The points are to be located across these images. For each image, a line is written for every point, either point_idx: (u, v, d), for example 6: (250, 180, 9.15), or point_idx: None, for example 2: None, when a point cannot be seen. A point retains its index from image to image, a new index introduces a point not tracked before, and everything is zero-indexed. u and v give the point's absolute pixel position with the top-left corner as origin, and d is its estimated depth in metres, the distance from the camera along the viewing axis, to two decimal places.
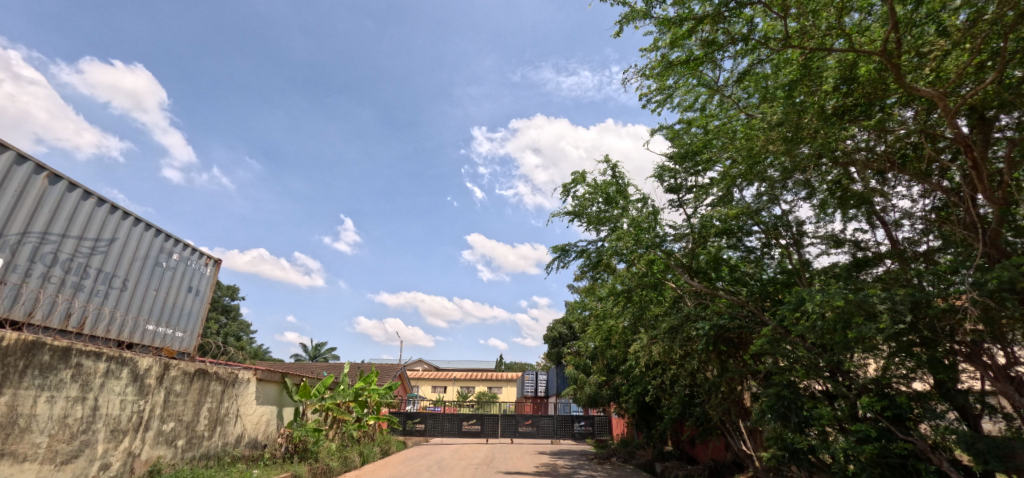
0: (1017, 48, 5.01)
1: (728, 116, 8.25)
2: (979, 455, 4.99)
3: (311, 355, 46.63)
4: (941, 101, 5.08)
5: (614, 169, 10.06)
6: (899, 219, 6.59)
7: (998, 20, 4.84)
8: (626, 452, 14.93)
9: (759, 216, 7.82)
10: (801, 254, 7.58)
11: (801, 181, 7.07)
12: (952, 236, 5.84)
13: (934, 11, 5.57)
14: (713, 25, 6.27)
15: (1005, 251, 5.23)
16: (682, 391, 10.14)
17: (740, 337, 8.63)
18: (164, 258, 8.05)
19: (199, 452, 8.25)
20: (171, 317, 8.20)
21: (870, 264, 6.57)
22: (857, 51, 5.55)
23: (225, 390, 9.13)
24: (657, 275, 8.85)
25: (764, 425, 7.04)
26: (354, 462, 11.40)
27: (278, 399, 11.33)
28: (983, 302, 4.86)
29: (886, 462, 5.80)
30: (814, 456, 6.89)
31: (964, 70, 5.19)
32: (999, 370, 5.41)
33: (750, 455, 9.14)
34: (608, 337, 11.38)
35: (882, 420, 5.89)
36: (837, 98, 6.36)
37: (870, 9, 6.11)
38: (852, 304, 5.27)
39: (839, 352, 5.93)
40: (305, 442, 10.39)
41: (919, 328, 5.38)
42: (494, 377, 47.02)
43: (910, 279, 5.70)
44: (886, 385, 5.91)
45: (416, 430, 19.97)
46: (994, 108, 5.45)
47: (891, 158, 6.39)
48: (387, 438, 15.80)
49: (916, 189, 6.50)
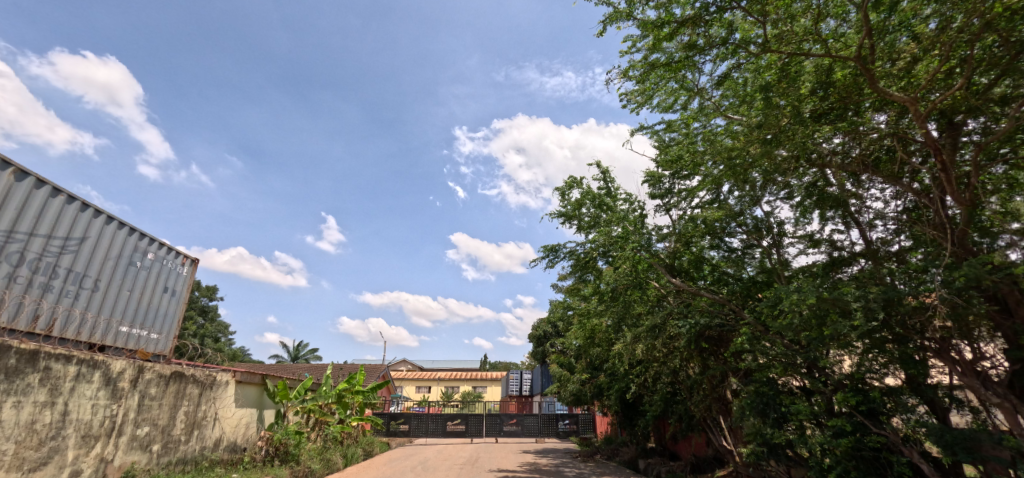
0: (983, 56, 5.32)
1: (707, 121, 8.40)
2: (947, 447, 5.16)
3: (290, 357, 45.95)
4: (913, 105, 5.25)
5: (606, 173, 10.12)
6: (873, 220, 6.77)
7: (967, 28, 5.02)
8: (610, 449, 15.07)
9: (740, 218, 7.97)
10: (781, 254, 7.74)
11: (781, 183, 7.14)
12: (923, 237, 6.06)
13: (906, 19, 5.76)
14: (695, 26, 6.36)
15: (972, 251, 5.41)
16: (665, 389, 10.17)
17: (721, 335, 8.82)
18: (139, 258, 7.86)
19: (176, 457, 8.07)
20: (145, 319, 7.99)
21: (846, 264, 6.76)
22: (834, 56, 5.66)
23: (203, 393, 8.95)
24: (640, 275, 8.69)
25: (744, 421, 7.16)
26: (337, 465, 11.25)
27: (256, 401, 11.14)
28: (952, 300, 4.98)
29: (861, 455, 5.95)
30: (791, 451, 7.06)
31: (936, 76, 5.33)
32: (967, 365, 5.53)
33: (731, 451, 9.31)
34: (592, 334, 11.50)
35: (857, 414, 6.01)
36: (814, 102, 6.50)
37: (845, 17, 6.30)
38: (827, 302, 5.42)
39: (815, 348, 6.03)
40: (285, 445, 10.20)
41: (891, 325, 5.49)
42: (479, 376, 47.01)
43: (882, 277, 5.85)
44: (860, 380, 6.01)
45: (400, 431, 19.95)
46: (962, 113, 5.63)
47: (865, 161, 6.53)
48: (370, 441, 15.62)
49: (889, 191, 6.68)
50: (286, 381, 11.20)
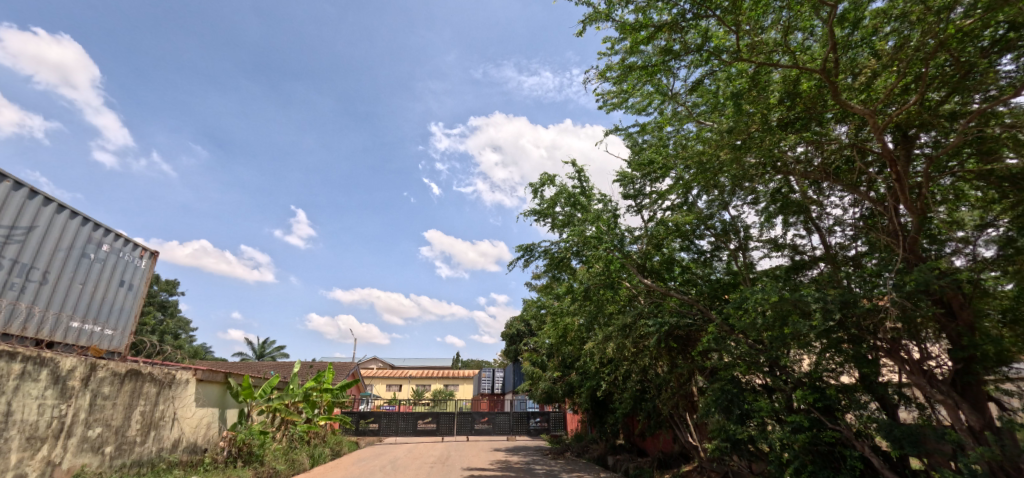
0: (936, 74, 5.63)
1: (679, 125, 8.66)
2: (896, 440, 5.53)
3: (256, 354, 44.83)
4: (870, 118, 5.56)
5: (581, 172, 10.30)
6: (832, 225, 7.13)
7: (921, 47, 5.33)
8: (580, 447, 15.34)
9: (709, 221, 8.26)
10: (747, 256, 8.08)
11: (748, 189, 7.43)
12: (877, 243, 6.47)
13: (867, 35, 6.09)
14: (672, 32, 6.55)
15: (922, 257, 5.75)
16: (635, 387, 10.38)
17: (689, 334, 9.09)
18: (93, 250, 7.60)
19: (130, 458, 7.84)
20: (99, 314, 7.73)
21: (807, 267, 7.07)
22: (801, 68, 5.93)
23: (160, 392, 8.71)
24: (613, 275, 8.94)
25: (709, 417, 7.44)
26: (303, 465, 11.12)
27: (218, 401, 10.88)
28: (902, 303, 5.32)
29: (817, 450, 6.28)
30: (752, 447, 7.38)
31: (892, 91, 5.63)
32: (914, 364, 5.88)
33: (696, 447, 9.62)
34: (564, 333, 11.68)
35: (814, 411, 6.33)
36: (781, 111, 6.77)
37: (812, 31, 6.62)
38: (788, 302, 5.74)
39: (776, 348, 6.32)
40: (248, 446, 10.04)
41: (847, 326, 5.83)
42: (451, 374, 46.89)
43: (840, 280, 6.19)
44: (817, 379, 6.31)
45: (370, 430, 19.79)
46: (916, 127, 6.01)
47: (826, 170, 6.86)
48: (339, 439, 15.45)
49: (847, 198, 7.04)
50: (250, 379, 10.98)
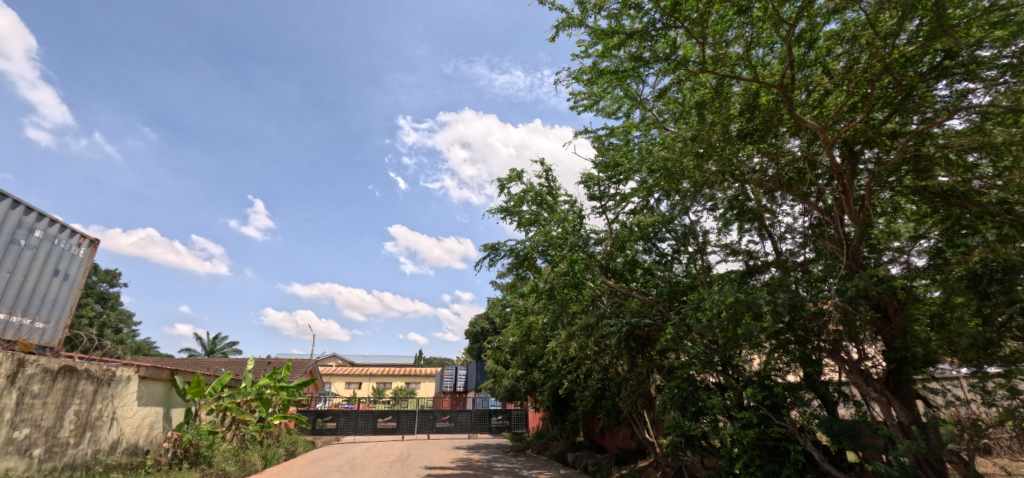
0: (880, 95, 6.02)
1: (646, 131, 8.94)
2: (835, 436, 5.86)
3: (207, 350, 43.08)
4: (822, 133, 5.92)
5: (548, 171, 10.45)
6: (784, 233, 7.53)
7: (868, 69, 5.71)
8: (541, 444, 15.55)
9: (671, 224, 8.57)
10: (704, 260, 8.44)
11: (707, 195, 7.77)
12: (824, 250, 6.90)
13: (820, 56, 6.47)
14: (642, 40, 6.75)
15: (863, 264, 6.18)
16: (595, 385, 10.65)
17: (648, 334, 9.39)
18: (23, 236, 7.19)
19: (62, 461, 7.44)
20: (29, 305, 7.30)
21: (759, 272, 7.44)
22: (761, 82, 6.21)
23: (98, 390, 8.31)
24: (577, 275, 9.13)
25: (665, 414, 7.74)
26: (255, 465, 10.84)
27: (164, 400, 10.47)
28: (844, 307, 5.68)
29: (764, 445, 6.63)
30: (705, 442, 7.73)
31: (841, 109, 5.99)
32: (853, 364, 6.26)
33: (653, 443, 9.95)
34: (528, 332, 11.84)
35: (762, 408, 6.69)
36: (741, 122, 7.09)
37: (772, 47, 6.97)
38: (743, 304, 6.02)
39: (730, 347, 6.63)
40: (196, 446, 9.74)
41: (794, 328, 6.16)
42: (413, 371, 46.47)
43: (789, 284, 6.56)
44: (766, 377, 6.70)
45: (327, 429, 19.42)
46: (861, 143, 6.44)
47: (780, 180, 7.22)
48: (294, 439, 15.09)
49: (798, 207, 7.45)
50: (198, 377, 10.60)
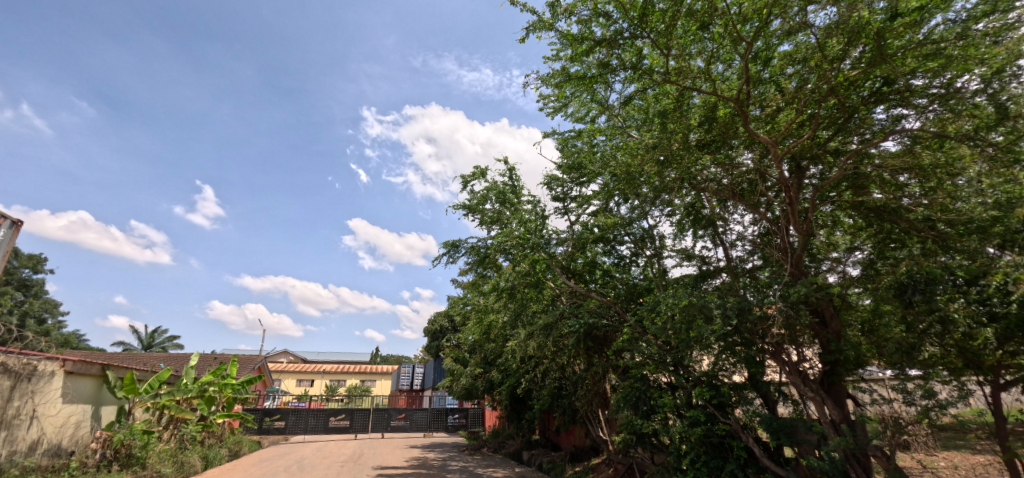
0: (827, 115, 6.41)
1: (611, 136, 9.18)
2: (774, 431, 6.25)
3: (144, 345, 40.67)
4: (773, 147, 6.27)
5: (512, 171, 10.55)
6: (735, 240, 7.92)
7: (816, 90, 6.10)
8: (496, 443, 15.65)
9: (630, 227, 8.86)
10: (660, 263, 8.77)
11: (666, 201, 8.05)
12: (771, 258, 7.30)
13: (775, 74, 6.84)
14: (608, 48, 6.95)
15: (804, 271, 6.61)
16: (552, 384, 10.85)
17: (605, 335, 9.65)
18: None
19: None
20: None
21: (711, 276, 7.84)
22: (719, 96, 6.50)
23: (16, 385, 7.77)
24: (538, 274, 9.29)
25: (619, 412, 7.98)
26: (193, 467, 10.42)
27: (93, 397, 9.89)
28: (787, 311, 6.09)
29: (710, 441, 6.98)
30: (655, 439, 8.03)
31: (791, 126, 6.36)
32: (792, 366, 6.64)
33: (605, 440, 10.24)
34: (488, 330, 11.91)
35: (710, 406, 7.04)
36: (700, 132, 7.41)
37: (731, 63, 7.32)
38: (695, 307, 6.31)
39: (681, 349, 6.93)
40: (128, 447, 9.25)
41: (741, 331, 6.50)
42: (369, 369, 45.62)
43: (738, 289, 6.91)
44: (714, 377, 7.06)
45: (275, 428, 18.81)
46: (808, 160, 6.85)
47: (734, 189, 7.59)
48: (239, 438, 14.54)
49: (748, 217, 7.86)
50: (132, 374, 10.09)
